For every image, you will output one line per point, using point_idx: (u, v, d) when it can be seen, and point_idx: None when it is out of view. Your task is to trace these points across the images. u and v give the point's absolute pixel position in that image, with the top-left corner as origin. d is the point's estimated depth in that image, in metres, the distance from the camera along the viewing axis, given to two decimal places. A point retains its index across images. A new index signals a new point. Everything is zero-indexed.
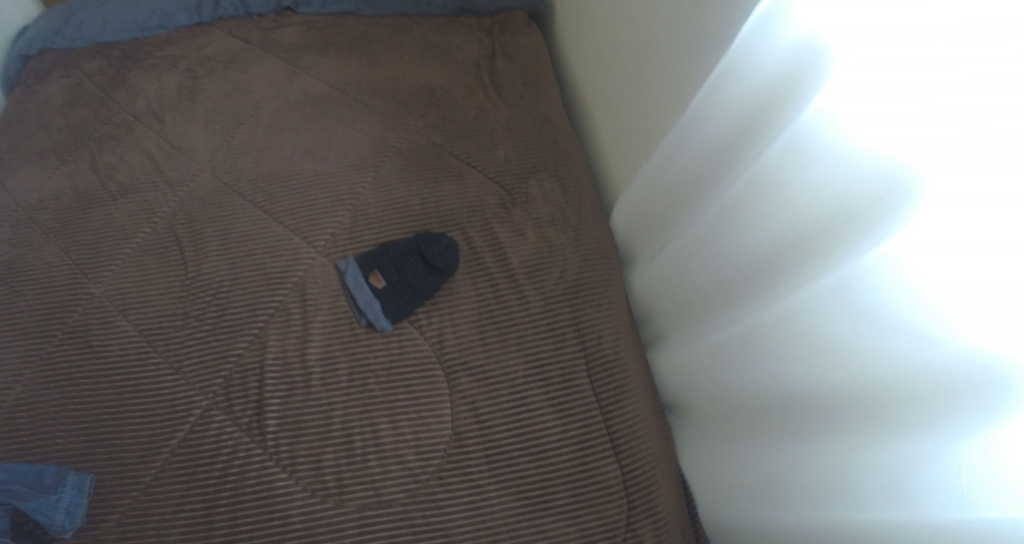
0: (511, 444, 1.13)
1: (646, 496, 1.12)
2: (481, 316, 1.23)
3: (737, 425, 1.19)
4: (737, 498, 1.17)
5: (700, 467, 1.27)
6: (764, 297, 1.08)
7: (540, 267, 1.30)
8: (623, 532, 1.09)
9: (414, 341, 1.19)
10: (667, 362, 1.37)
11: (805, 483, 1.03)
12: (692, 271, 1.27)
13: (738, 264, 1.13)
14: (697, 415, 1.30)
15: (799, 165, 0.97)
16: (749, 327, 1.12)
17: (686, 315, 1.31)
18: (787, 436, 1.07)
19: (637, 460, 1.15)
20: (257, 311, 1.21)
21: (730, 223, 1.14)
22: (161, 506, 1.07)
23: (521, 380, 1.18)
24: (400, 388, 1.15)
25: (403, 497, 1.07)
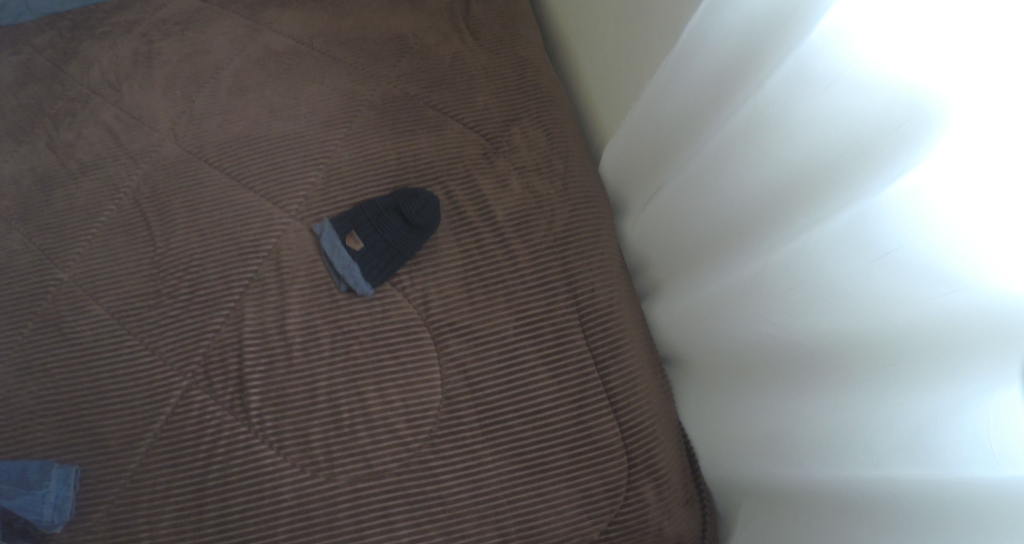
0: (505, 408, 1.07)
1: (647, 454, 1.10)
2: (467, 274, 1.16)
3: (743, 377, 1.13)
4: (742, 453, 1.12)
5: (702, 421, 1.21)
6: (769, 240, 1.00)
7: (527, 219, 1.22)
8: (624, 492, 1.07)
9: (397, 304, 1.12)
10: (665, 313, 1.30)
11: (815, 437, 0.97)
12: (690, 218, 1.19)
13: (741, 207, 1.06)
14: (698, 367, 1.24)
15: (807, 95, 0.88)
16: (752, 273, 1.04)
17: (685, 264, 1.24)
18: (797, 387, 1.01)
19: (637, 416, 1.11)
20: (230, 283, 1.14)
21: (731, 164, 1.05)
22: (150, 493, 1.02)
23: (512, 340, 1.12)
24: (386, 353, 1.09)
25: (395, 467, 1.03)
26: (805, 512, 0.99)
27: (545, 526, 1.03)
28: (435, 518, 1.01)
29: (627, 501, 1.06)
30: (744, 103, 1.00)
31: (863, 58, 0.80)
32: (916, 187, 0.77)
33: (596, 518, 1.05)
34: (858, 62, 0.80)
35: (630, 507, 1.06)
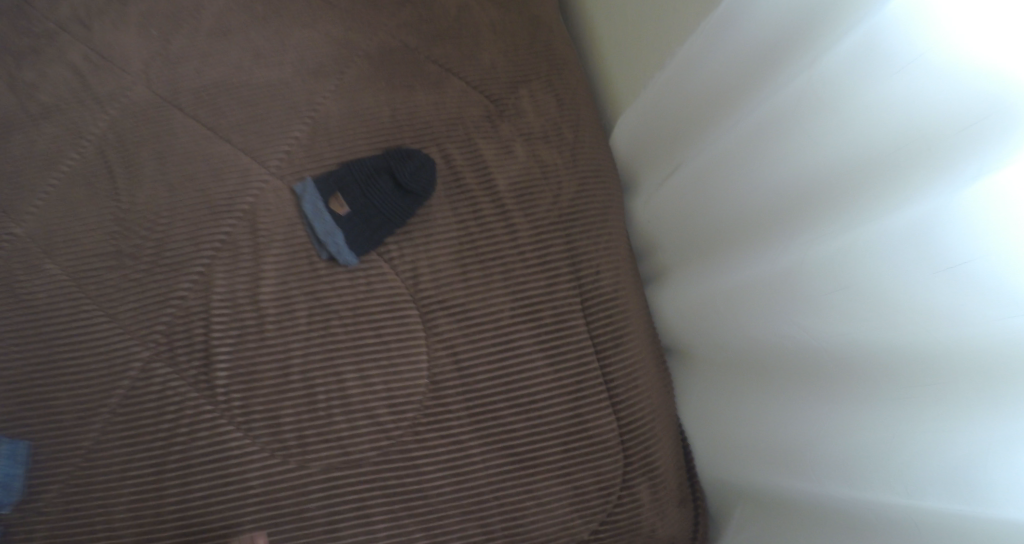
0: (496, 396, 0.97)
1: (643, 451, 1.01)
2: (461, 246, 1.04)
3: (755, 379, 1.02)
4: (746, 461, 1.02)
5: (704, 419, 1.12)
6: (801, 234, 0.90)
7: (531, 191, 1.10)
8: (617, 491, 0.99)
9: (383, 277, 1.01)
10: (672, 303, 1.18)
11: (835, 455, 0.88)
12: (713, 204, 1.08)
13: (772, 196, 0.94)
14: (705, 362, 1.14)
15: (874, 76, 0.77)
16: (779, 269, 0.94)
17: (700, 253, 1.12)
18: (819, 398, 0.91)
19: (636, 412, 1.02)
20: (200, 246, 1.02)
21: (766, 147, 0.94)
22: (105, 473, 0.92)
23: (508, 322, 1.01)
24: (368, 331, 0.97)
25: (374, 456, 0.93)
26: (810, 533, 0.90)
27: (533, 524, 0.95)
28: (415, 513, 0.92)
29: (620, 501, 0.98)
30: (791, 77, 0.88)
31: (950, 36, 0.68)
32: (996, 190, 0.66)
33: (587, 517, 0.97)
34: (944, 39, 0.69)
35: (622, 507, 0.98)
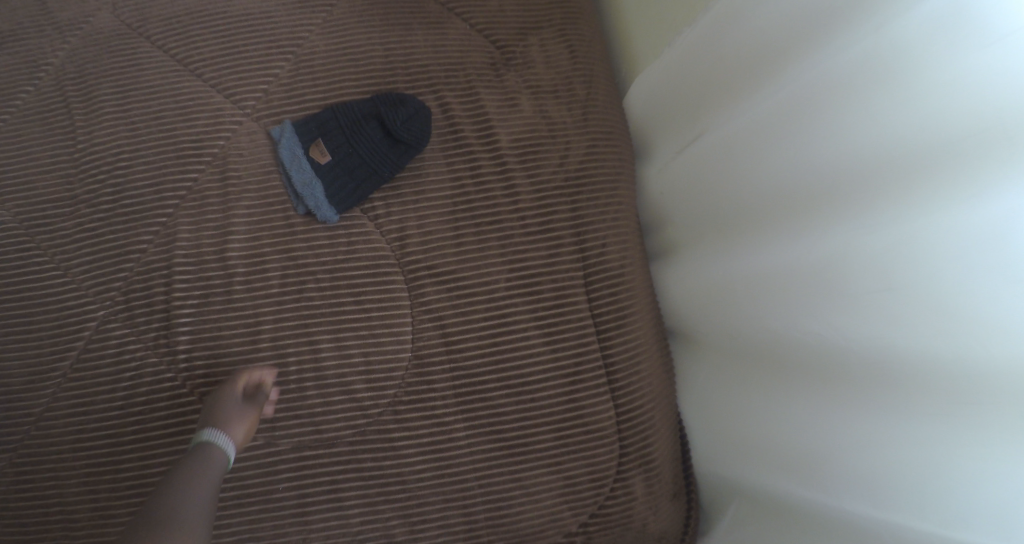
0: (487, 375, 0.85)
1: (642, 442, 0.90)
2: (454, 205, 0.90)
3: (769, 379, 0.88)
4: (753, 466, 0.91)
5: (706, 411, 0.99)
6: (840, 218, 0.75)
7: (536, 148, 0.94)
8: (610, 483, 0.89)
9: (365, 237, 0.88)
10: (670, 282, 1.03)
11: (858, 476, 0.76)
12: (727, 173, 0.91)
13: (807, 170, 0.79)
14: (712, 350, 0.98)
15: (965, 36, 0.62)
16: (810, 257, 0.79)
17: (708, 229, 0.96)
18: (845, 410, 0.77)
19: (637, 401, 0.90)
20: (165, 195, 0.90)
21: (807, 113, 0.78)
22: (57, 443, 0.83)
23: (503, 296, 0.88)
24: (348, 296, 0.86)
25: (350, 435, 0.83)
26: None
27: (519, 515, 0.86)
28: (392, 499, 0.83)
29: (613, 494, 0.89)
30: (852, 23, 0.71)
31: None
32: None
33: (576, 509, 0.88)
34: None
35: (614, 500, 0.89)
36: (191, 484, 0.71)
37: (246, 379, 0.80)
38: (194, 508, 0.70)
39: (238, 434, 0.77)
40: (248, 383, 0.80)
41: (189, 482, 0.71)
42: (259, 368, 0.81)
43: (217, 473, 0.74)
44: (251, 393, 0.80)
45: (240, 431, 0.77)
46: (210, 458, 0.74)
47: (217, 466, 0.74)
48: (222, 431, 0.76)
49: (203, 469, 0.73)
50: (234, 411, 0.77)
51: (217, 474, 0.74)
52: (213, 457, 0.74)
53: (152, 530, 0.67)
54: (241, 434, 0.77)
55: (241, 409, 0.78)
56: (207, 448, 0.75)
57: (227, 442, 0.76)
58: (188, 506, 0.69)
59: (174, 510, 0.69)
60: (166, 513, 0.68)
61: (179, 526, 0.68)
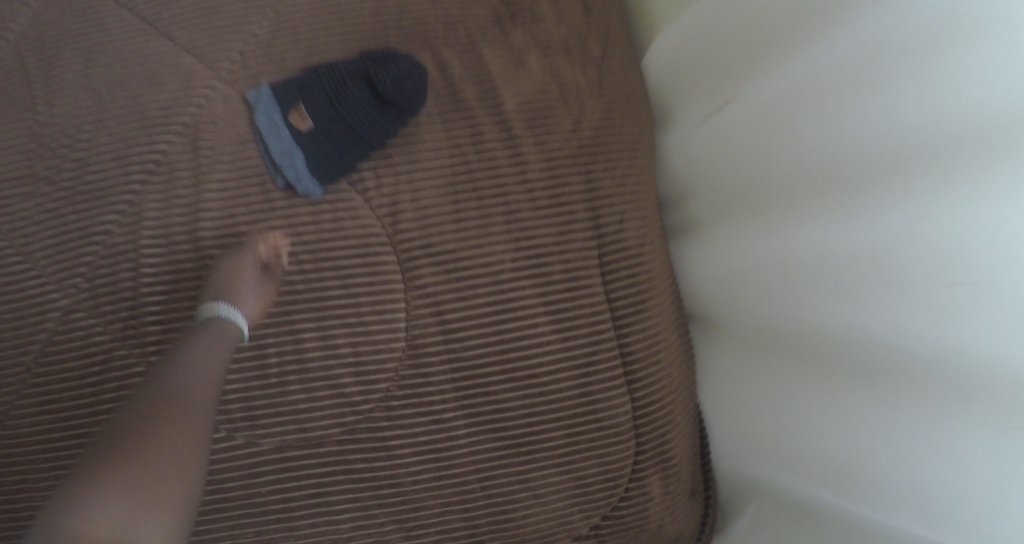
0: (490, 366, 0.76)
1: (661, 438, 0.82)
2: (453, 174, 0.79)
3: (803, 377, 0.78)
4: (782, 469, 0.83)
5: (728, 404, 0.90)
6: (895, 198, 0.66)
7: (544, 113, 0.84)
8: (625, 482, 0.81)
9: (353, 211, 0.77)
10: (694, 265, 0.93)
11: (908, 488, 0.68)
12: (764, 145, 0.81)
13: (854, 144, 0.70)
14: (734, 340, 0.89)
15: None
16: (856, 243, 0.70)
17: (736, 207, 0.86)
18: (889, 413, 0.69)
19: (656, 395, 0.81)
20: (131, 168, 0.79)
21: (858, 80, 0.69)
22: (23, 445, 0.74)
23: (508, 277, 0.77)
24: (333, 281, 0.75)
25: (338, 434, 0.73)
26: None
27: (526, 518, 0.78)
28: (386, 502, 0.74)
29: (627, 494, 0.82)
30: None
31: None
32: None
33: (588, 511, 0.80)
34: None
35: (630, 501, 0.82)
36: (192, 361, 0.68)
37: (262, 247, 0.73)
38: (195, 385, 0.67)
39: (251, 309, 0.71)
40: (264, 251, 0.73)
41: (192, 358, 0.68)
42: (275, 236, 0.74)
43: (224, 350, 0.70)
44: (267, 262, 0.73)
45: (253, 305, 0.71)
46: (218, 332, 0.70)
47: (225, 344, 0.70)
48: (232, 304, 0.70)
49: (210, 346, 0.69)
50: (246, 283, 0.71)
51: (224, 352, 0.69)
52: (222, 334, 0.70)
53: (151, 405, 0.65)
54: (253, 309, 0.72)
55: (253, 282, 0.71)
56: (215, 320, 0.70)
57: (236, 317, 0.70)
58: (189, 383, 0.67)
59: (175, 386, 0.66)
60: (166, 388, 0.66)
61: (180, 401, 0.65)
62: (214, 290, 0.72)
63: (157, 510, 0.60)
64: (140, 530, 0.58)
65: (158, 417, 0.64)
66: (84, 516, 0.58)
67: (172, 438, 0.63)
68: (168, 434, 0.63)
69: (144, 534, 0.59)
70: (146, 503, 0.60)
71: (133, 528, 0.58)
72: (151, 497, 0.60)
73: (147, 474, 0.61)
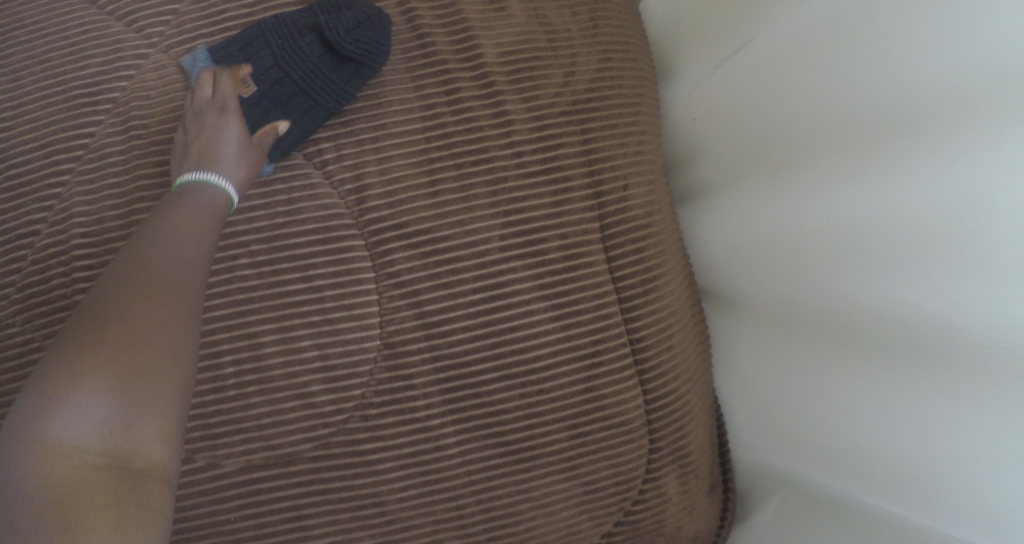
0: (481, 363, 0.65)
1: (677, 433, 0.73)
2: (425, 139, 0.67)
3: (837, 360, 0.69)
4: (809, 461, 0.74)
5: (749, 389, 0.81)
6: (948, 150, 0.56)
7: (531, 62, 0.71)
8: (638, 485, 0.72)
9: (310, 189, 0.65)
10: (707, 234, 0.83)
11: (957, 484, 0.59)
12: (790, 97, 0.70)
13: (898, 88, 0.60)
14: (753, 318, 0.79)
15: None
16: (900, 204, 0.60)
17: (754, 169, 0.75)
18: (937, 400, 0.60)
19: (669, 385, 0.72)
20: (61, 158, 0.68)
21: (913, 13, 0.58)
22: None
23: (497, 258, 0.66)
24: (292, 272, 0.62)
25: (310, 450, 0.62)
26: None
27: (531, 531, 0.68)
28: (369, 523, 0.64)
29: (641, 497, 0.73)
30: None
31: None
32: None
33: (599, 518, 0.72)
34: None
35: (644, 504, 0.73)
36: (177, 236, 0.55)
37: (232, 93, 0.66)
38: (183, 264, 0.54)
39: (239, 172, 0.62)
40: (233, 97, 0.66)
41: (174, 234, 0.55)
42: (242, 72, 0.67)
43: (212, 220, 0.58)
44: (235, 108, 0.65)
45: (240, 165, 0.62)
46: (203, 199, 0.59)
47: (214, 213, 0.59)
48: (215, 163, 0.61)
49: (195, 218, 0.57)
50: (227, 138, 0.62)
51: (212, 223, 0.58)
52: (209, 200, 0.59)
53: (132, 281, 0.51)
54: (242, 171, 0.62)
55: (236, 137, 0.63)
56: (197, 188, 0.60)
57: (220, 181, 0.61)
58: (176, 261, 0.54)
59: (159, 263, 0.53)
60: (149, 263, 0.53)
61: (168, 276, 0.52)
62: (192, 160, 0.62)
63: (152, 406, 0.47)
64: (133, 431, 0.46)
65: (140, 293, 0.50)
66: (60, 414, 0.44)
67: (161, 319, 0.50)
68: (158, 316, 0.50)
69: (138, 437, 0.46)
70: (137, 399, 0.46)
71: (123, 428, 0.46)
72: (142, 391, 0.47)
73: (136, 362, 0.47)
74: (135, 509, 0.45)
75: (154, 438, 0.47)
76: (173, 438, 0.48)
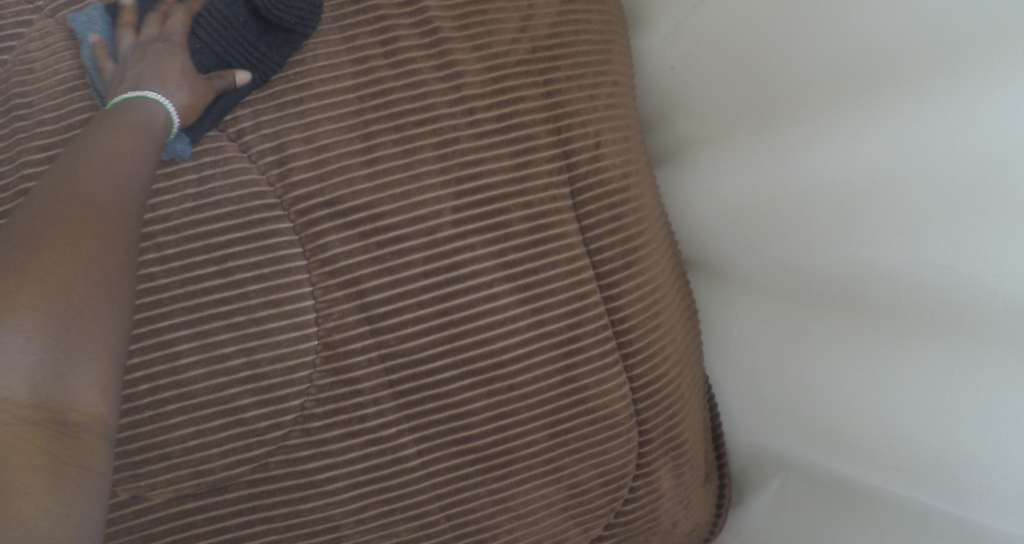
0: (440, 359, 0.56)
1: (668, 421, 0.65)
2: (358, 100, 0.57)
3: (845, 332, 0.61)
4: (816, 445, 0.67)
5: (742, 368, 0.73)
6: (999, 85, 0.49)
7: (478, 5, 0.62)
8: (629, 482, 0.65)
9: (225, 165, 0.55)
10: (690, 195, 0.74)
11: (997, 473, 0.53)
12: (783, 38, 0.62)
13: (935, 15, 0.52)
14: (747, 287, 0.71)
15: None
16: (936, 147, 0.52)
17: (741, 121, 0.67)
18: (975, 377, 0.53)
19: (656, 368, 0.64)
20: None
21: None
22: None
23: (451, 235, 0.57)
24: (211, 266, 0.53)
25: (248, 473, 0.53)
26: None
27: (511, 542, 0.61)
28: None
29: (632, 495, 0.65)
30: None
31: None
32: None
33: (587, 522, 0.64)
34: None
35: (636, 502, 0.66)
36: (111, 149, 0.46)
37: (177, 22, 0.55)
38: (119, 183, 0.45)
39: (184, 94, 0.52)
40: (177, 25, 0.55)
41: (106, 148, 0.46)
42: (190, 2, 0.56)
43: (152, 140, 0.49)
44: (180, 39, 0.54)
45: (185, 89, 0.52)
46: (142, 114, 0.49)
47: (153, 133, 0.49)
48: (155, 82, 0.51)
49: (131, 132, 0.47)
50: (171, 59, 0.53)
51: (152, 142, 0.49)
52: (149, 117, 0.49)
53: (58, 199, 0.42)
54: (186, 94, 0.52)
55: (182, 62, 0.53)
56: (133, 106, 0.49)
57: (162, 102, 0.50)
58: (111, 178, 0.44)
59: (90, 179, 0.43)
60: (79, 177, 0.43)
61: (102, 194, 0.43)
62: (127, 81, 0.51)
63: (86, 353, 0.39)
64: (65, 382, 0.38)
65: (68, 211, 0.41)
66: None
67: (94, 243, 0.41)
68: (92, 244, 0.41)
69: (72, 388, 0.38)
70: (70, 345, 0.38)
71: (53, 377, 0.38)
72: (76, 334, 0.39)
73: (66, 302, 0.39)
74: (67, 474, 0.38)
75: (92, 389, 0.39)
76: (113, 387, 0.40)
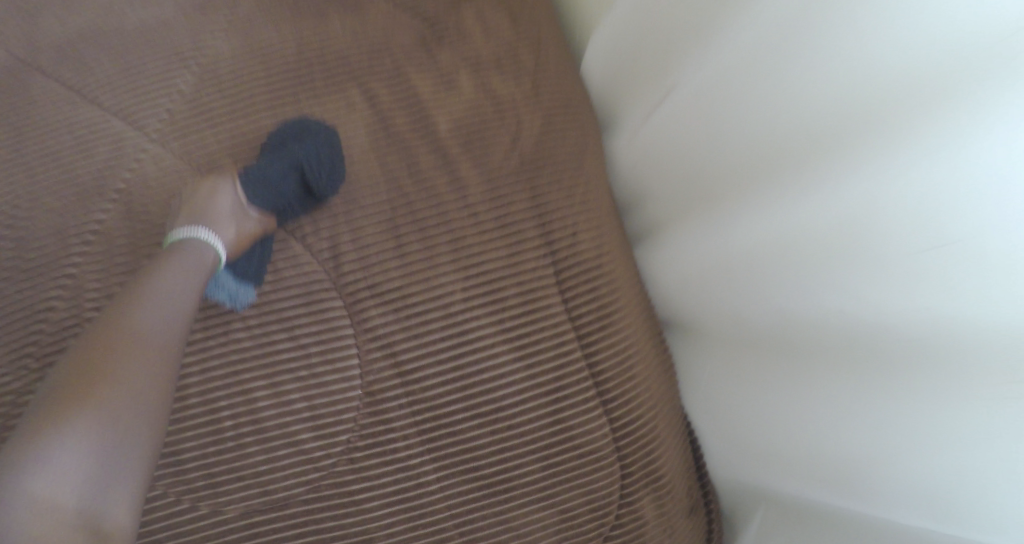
0: (453, 404, 0.71)
1: (646, 456, 0.78)
2: (391, 210, 0.76)
3: (769, 373, 0.75)
4: (761, 468, 0.78)
5: (711, 415, 0.85)
6: (829, 167, 0.64)
7: (478, 134, 0.83)
8: (615, 509, 0.76)
9: (292, 260, 0.74)
10: (661, 271, 0.89)
11: (890, 470, 0.63)
12: (699, 143, 0.80)
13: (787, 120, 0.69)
14: (709, 347, 0.85)
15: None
16: (801, 221, 0.68)
17: (687, 207, 0.84)
18: (848, 394, 0.66)
19: (634, 411, 0.78)
20: (68, 240, 0.73)
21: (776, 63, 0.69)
22: None
23: (461, 307, 0.73)
24: (281, 334, 0.70)
25: (304, 493, 0.67)
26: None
27: None
28: None
29: (619, 521, 0.76)
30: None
31: None
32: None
33: None
34: None
35: (624, 527, 0.76)
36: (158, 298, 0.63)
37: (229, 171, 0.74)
38: (161, 329, 0.62)
39: (229, 233, 0.71)
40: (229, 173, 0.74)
41: (153, 298, 0.63)
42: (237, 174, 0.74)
43: (197, 275, 0.67)
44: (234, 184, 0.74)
45: (232, 227, 0.71)
46: (197, 254, 0.68)
47: (203, 267, 0.68)
48: (209, 224, 0.70)
49: (172, 284, 0.65)
50: (223, 200, 0.72)
51: (192, 287, 0.66)
52: (200, 256, 0.68)
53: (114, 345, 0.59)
54: (233, 232, 0.71)
55: (232, 202, 0.72)
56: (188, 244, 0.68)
57: (212, 239, 0.70)
58: (154, 325, 0.62)
59: (140, 327, 0.61)
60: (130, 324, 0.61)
61: (145, 341, 0.61)
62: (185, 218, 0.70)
63: (122, 473, 0.56)
64: (104, 495, 0.55)
65: (120, 358, 0.59)
66: (46, 478, 0.52)
67: (137, 383, 0.58)
68: (135, 384, 0.58)
69: (108, 500, 0.55)
70: (109, 467, 0.55)
71: (94, 492, 0.54)
72: (114, 459, 0.56)
73: (111, 431, 0.56)
74: None
75: (121, 503, 0.56)
76: (136, 502, 0.57)
